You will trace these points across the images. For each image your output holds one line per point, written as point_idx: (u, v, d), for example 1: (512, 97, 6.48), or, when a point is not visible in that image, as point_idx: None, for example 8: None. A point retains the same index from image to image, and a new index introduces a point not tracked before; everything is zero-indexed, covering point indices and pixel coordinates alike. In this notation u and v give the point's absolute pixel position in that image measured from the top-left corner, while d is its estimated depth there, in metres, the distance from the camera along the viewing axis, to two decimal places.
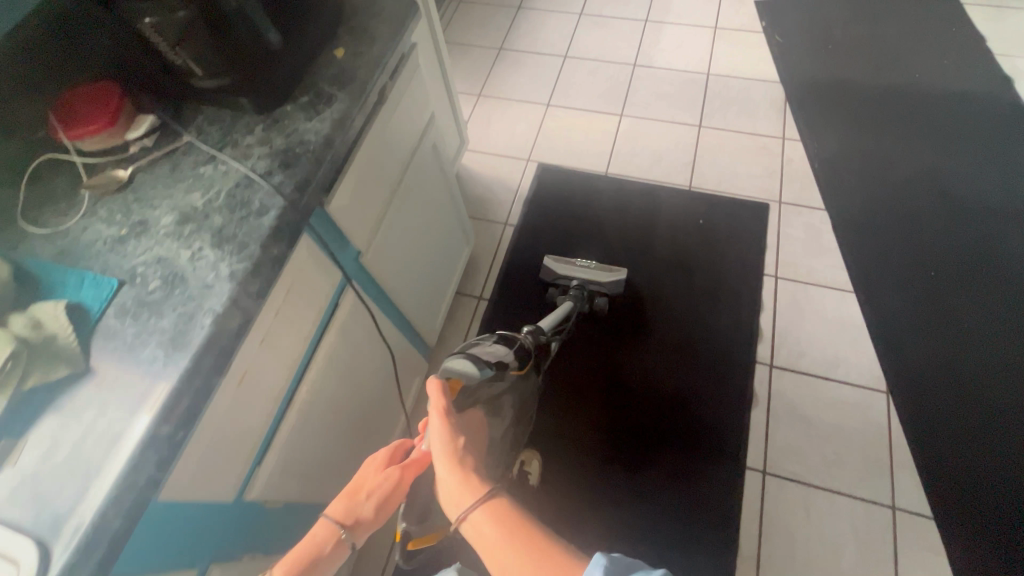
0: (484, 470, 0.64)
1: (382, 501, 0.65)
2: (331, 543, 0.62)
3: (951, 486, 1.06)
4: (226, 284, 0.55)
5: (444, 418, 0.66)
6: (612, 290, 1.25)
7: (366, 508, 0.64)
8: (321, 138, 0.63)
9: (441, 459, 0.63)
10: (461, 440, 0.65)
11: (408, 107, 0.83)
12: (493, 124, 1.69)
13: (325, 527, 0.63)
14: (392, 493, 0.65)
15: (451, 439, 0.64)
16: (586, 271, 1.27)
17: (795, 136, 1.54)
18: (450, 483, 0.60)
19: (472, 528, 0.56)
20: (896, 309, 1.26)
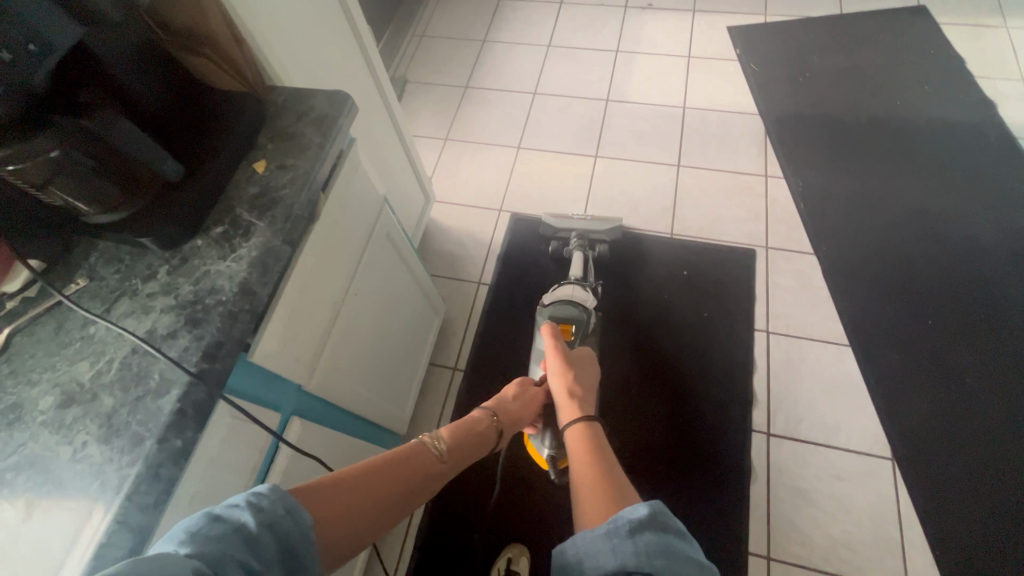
0: (590, 393, 0.80)
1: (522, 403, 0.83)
2: (484, 423, 0.74)
3: (971, 564, 0.98)
4: (112, 499, 0.44)
5: (561, 350, 0.86)
6: (609, 236, 1.30)
7: (511, 407, 0.81)
8: (237, 285, 0.53)
9: (556, 382, 0.82)
10: (573, 368, 0.84)
11: (352, 209, 0.73)
12: (462, 171, 1.59)
13: (481, 414, 0.76)
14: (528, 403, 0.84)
15: (567, 367, 0.84)
16: (581, 223, 1.32)
17: (778, 173, 1.47)
18: (564, 401, 0.77)
19: (570, 432, 0.70)
20: (895, 363, 1.18)
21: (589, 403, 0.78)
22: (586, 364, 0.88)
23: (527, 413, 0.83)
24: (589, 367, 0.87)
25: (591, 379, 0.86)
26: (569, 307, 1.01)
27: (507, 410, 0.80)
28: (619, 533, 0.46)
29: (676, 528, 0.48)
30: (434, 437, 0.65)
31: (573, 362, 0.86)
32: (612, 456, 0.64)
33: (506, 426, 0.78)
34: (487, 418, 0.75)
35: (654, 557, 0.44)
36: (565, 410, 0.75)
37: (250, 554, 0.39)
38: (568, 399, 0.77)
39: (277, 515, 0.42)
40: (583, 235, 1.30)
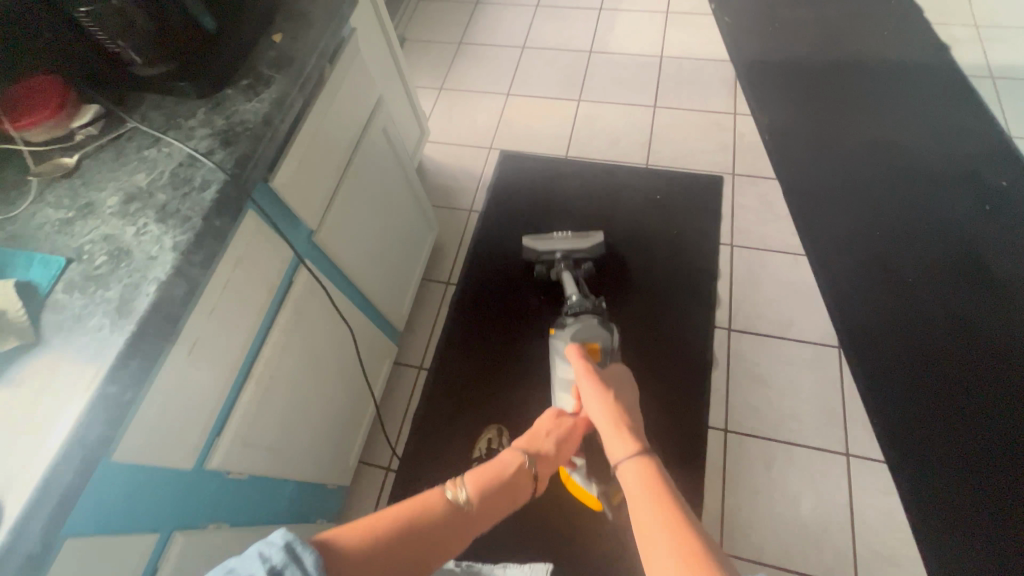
0: (637, 422, 0.75)
1: (559, 439, 0.79)
2: (516, 466, 0.72)
3: (902, 428, 1.11)
4: (169, 255, 0.57)
5: (596, 374, 0.81)
6: (592, 253, 1.25)
7: (545, 445, 0.78)
8: (261, 117, 0.67)
9: (602, 412, 0.75)
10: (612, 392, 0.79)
11: (352, 93, 0.86)
12: (455, 116, 1.72)
13: (514, 457, 0.73)
14: (566, 437, 0.80)
15: (607, 396, 0.77)
16: (564, 241, 1.26)
17: (746, 111, 1.60)
18: (615, 435, 0.70)
19: (631, 473, 0.64)
20: (844, 269, 1.31)
21: (639, 433, 0.72)
22: (624, 386, 0.83)
23: (564, 447, 0.80)
24: (627, 389, 0.83)
25: (632, 402, 0.80)
26: (593, 327, 0.97)
27: (541, 448, 0.78)
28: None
29: None
30: (457, 485, 0.65)
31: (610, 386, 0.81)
32: (682, 497, 0.59)
33: (541, 467, 0.76)
34: (519, 460, 0.73)
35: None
36: (620, 442, 0.69)
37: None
38: (621, 438, 0.69)
39: (282, 566, 0.43)
40: (566, 254, 1.26)
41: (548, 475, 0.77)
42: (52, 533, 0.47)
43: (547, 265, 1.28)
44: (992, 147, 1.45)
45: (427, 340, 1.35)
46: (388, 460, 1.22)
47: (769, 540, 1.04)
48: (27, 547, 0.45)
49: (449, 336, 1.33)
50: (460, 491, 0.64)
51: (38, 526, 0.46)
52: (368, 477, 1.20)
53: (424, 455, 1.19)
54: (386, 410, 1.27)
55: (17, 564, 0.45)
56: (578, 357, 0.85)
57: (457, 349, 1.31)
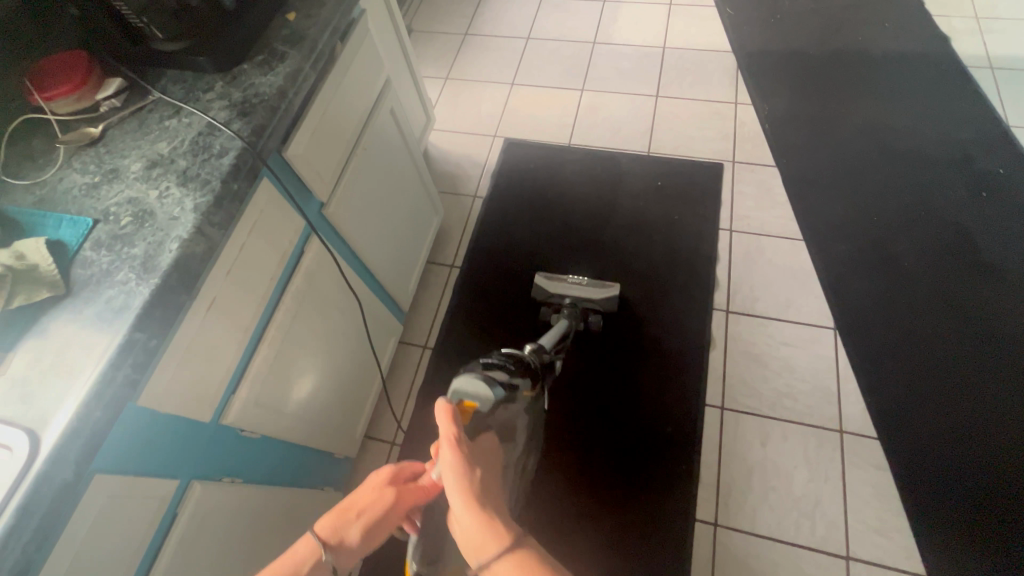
0: (498, 500, 0.64)
1: (372, 520, 0.64)
2: (312, 565, 0.58)
3: (894, 406, 1.14)
4: (190, 215, 0.61)
5: (461, 449, 0.66)
6: (604, 306, 1.25)
7: (356, 531, 0.63)
8: (275, 90, 0.70)
9: (459, 492, 0.62)
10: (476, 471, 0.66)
11: (361, 72, 0.89)
12: (459, 106, 1.75)
13: (307, 545, 0.59)
14: (383, 518, 0.64)
15: (468, 469, 0.64)
16: (577, 287, 1.27)
17: (747, 101, 1.62)
18: (475, 526, 0.58)
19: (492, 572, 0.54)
20: (841, 254, 1.33)
21: (503, 516, 0.60)
22: (484, 459, 0.71)
23: (382, 526, 0.64)
24: (486, 463, 0.71)
25: (491, 478, 0.69)
26: (478, 379, 0.79)
27: (351, 536, 0.62)
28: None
29: None
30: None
31: (473, 460, 0.67)
32: None
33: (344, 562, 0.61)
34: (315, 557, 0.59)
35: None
36: (482, 538, 0.56)
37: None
38: (480, 524, 0.58)
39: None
40: (576, 302, 1.26)
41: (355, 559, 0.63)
42: (83, 466, 0.51)
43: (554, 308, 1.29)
44: (989, 135, 1.46)
45: (431, 321, 1.38)
46: (392, 435, 1.25)
47: (763, 512, 1.07)
48: (63, 476, 0.49)
49: (453, 317, 1.36)
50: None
51: (72, 457, 0.50)
52: (373, 451, 1.23)
53: (427, 430, 1.22)
54: (392, 387, 1.31)
55: (53, 490, 0.48)
56: (445, 421, 0.69)
57: (460, 329, 1.35)
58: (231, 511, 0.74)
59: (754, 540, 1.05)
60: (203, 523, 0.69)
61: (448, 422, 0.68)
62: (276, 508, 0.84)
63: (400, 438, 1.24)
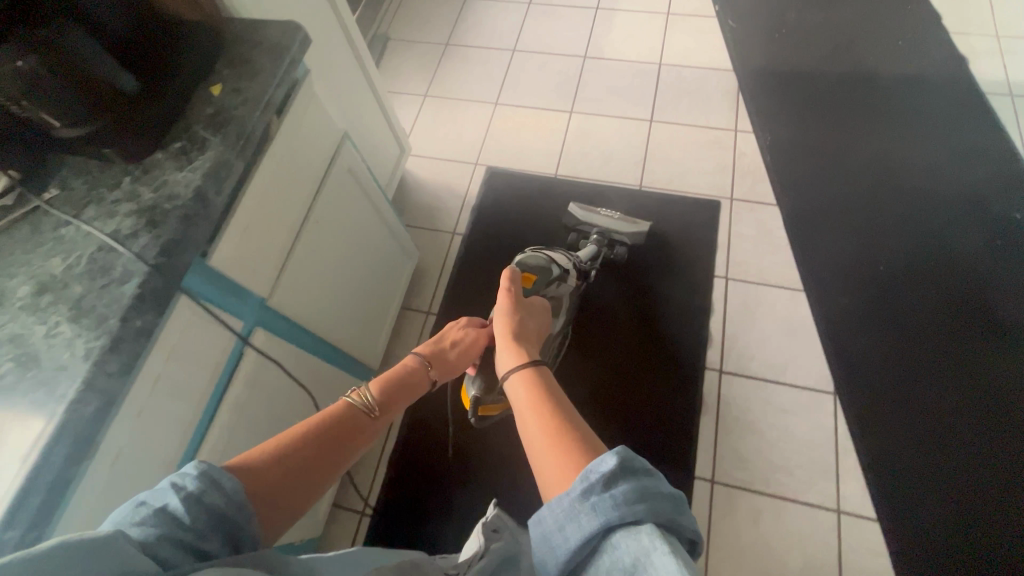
0: (533, 344, 0.82)
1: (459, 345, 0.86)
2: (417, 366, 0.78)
3: (895, 484, 1.06)
4: (81, 364, 0.51)
5: (512, 300, 0.88)
6: (633, 239, 1.29)
7: (448, 352, 0.82)
8: (191, 192, 0.59)
9: (502, 329, 0.83)
10: (518, 316, 0.87)
11: (309, 140, 0.78)
12: (439, 127, 1.63)
13: (411, 360, 0.77)
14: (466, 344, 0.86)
15: (514, 315, 0.86)
16: (607, 219, 1.30)
17: (748, 128, 1.50)
18: (507, 347, 0.78)
19: (514, 377, 0.70)
20: (844, 307, 1.24)
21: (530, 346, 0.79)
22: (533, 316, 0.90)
23: (467, 354, 0.85)
24: (535, 318, 0.90)
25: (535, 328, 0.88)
26: (539, 259, 1.05)
27: (444, 355, 0.82)
28: (596, 491, 0.43)
29: (643, 467, 0.45)
30: (362, 392, 0.65)
31: (521, 312, 0.89)
32: (560, 395, 0.64)
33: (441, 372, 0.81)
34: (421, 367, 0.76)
35: (633, 503, 0.41)
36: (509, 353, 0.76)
37: (183, 529, 0.37)
38: (511, 348, 0.77)
39: (199, 489, 0.41)
40: (604, 233, 1.30)
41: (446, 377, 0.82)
42: None
43: (582, 236, 1.33)
44: (1006, 173, 1.36)
45: None
46: (362, 505, 1.16)
47: None
48: None
49: None
50: (368, 393, 0.65)
51: None
52: (341, 521, 1.15)
53: (399, 501, 1.15)
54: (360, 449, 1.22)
55: None
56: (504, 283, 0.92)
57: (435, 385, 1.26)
58: None
59: None
60: None
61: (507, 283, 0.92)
62: None
63: (371, 507, 1.15)
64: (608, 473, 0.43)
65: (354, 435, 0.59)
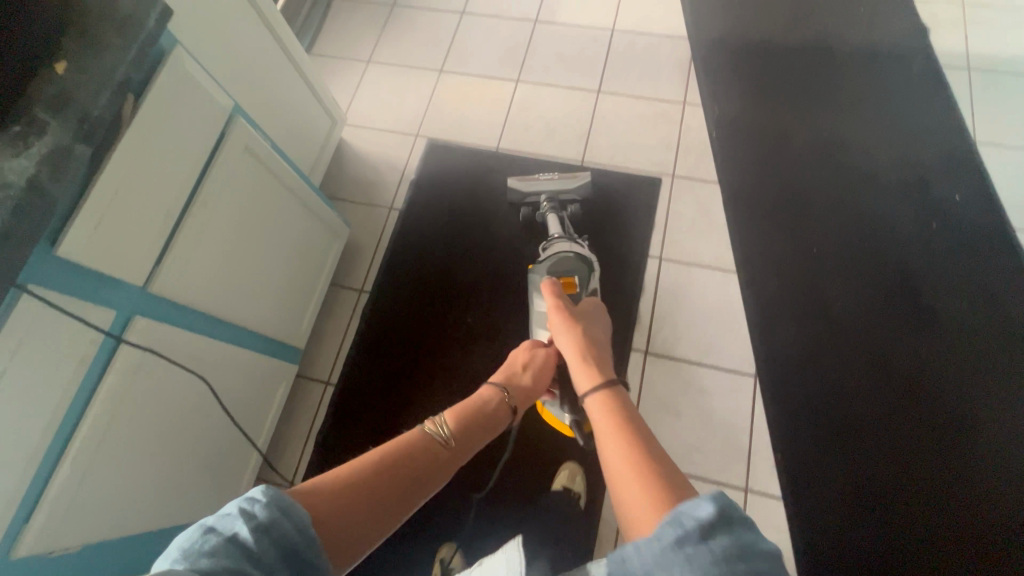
0: (604, 356, 0.81)
1: (532, 371, 0.89)
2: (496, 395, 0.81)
3: (804, 464, 1.09)
4: None
5: (566, 315, 0.88)
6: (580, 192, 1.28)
7: (522, 378, 0.87)
8: (22, 180, 0.56)
9: (569, 348, 0.83)
10: (577, 329, 0.86)
11: (184, 121, 0.75)
12: (381, 96, 1.57)
13: (488, 391, 0.82)
14: (540, 371, 0.90)
15: (575, 330, 0.86)
16: (549, 183, 1.29)
17: (696, 101, 1.45)
18: (577, 366, 0.79)
19: (591, 400, 0.70)
20: (774, 290, 1.24)
21: (602, 363, 0.79)
22: (595, 325, 0.89)
23: (541, 376, 0.89)
24: (595, 326, 0.88)
25: (601, 338, 0.87)
26: (569, 262, 1.04)
27: (519, 381, 0.87)
28: (692, 540, 0.38)
29: (744, 517, 0.40)
30: (438, 423, 0.68)
31: (578, 322, 0.88)
32: (639, 421, 0.63)
33: (518, 399, 0.84)
34: (498, 395, 0.81)
35: (734, 561, 0.36)
36: (581, 374, 0.77)
37: (252, 565, 0.38)
38: (581, 368, 0.78)
39: (272, 518, 0.41)
40: (553, 197, 1.28)
41: (526, 401, 0.86)
42: None
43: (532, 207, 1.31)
44: (951, 153, 1.33)
45: (336, 351, 1.29)
46: (289, 477, 1.19)
47: None
48: None
49: (358, 349, 1.28)
50: (445, 424, 0.68)
51: None
52: None
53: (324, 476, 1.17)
54: (289, 425, 1.24)
55: None
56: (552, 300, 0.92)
57: (366, 364, 1.26)
58: None
59: None
60: None
61: (554, 300, 0.92)
62: None
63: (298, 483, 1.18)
64: (708, 521, 0.38)
65: (427, 463, 0.62)
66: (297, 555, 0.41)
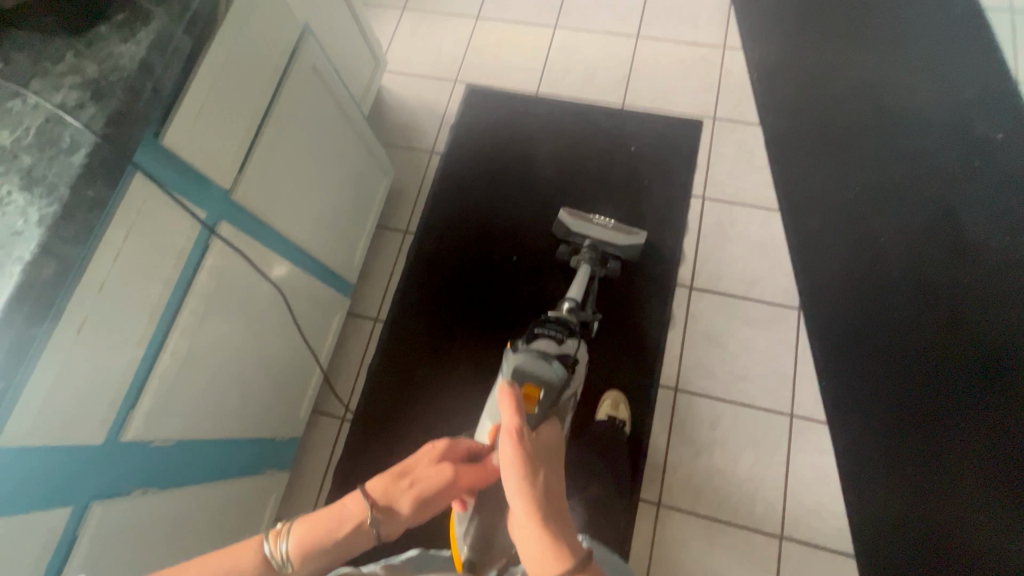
0: (563, 510, 0.61)
1: (427, 491, 0.64)
2: (361, 521, 0.59)
3: (847, 393, 1.13)
4: (35, 230, 0.51)
5: (523, 445, 0.64)
6: (625, 253, 1.19)
7: (406, 498, 0.63)
8: (136, 63, 0.58)
9: (518, 490, 0.60)
10: (535, 465, 0.63)
11: (263, 27, 0.76)
12: (418, 42, 1.57)
13: (358, 509, 0.60)
14: (438, 491, 0.65)
15: (531, 467, 0.63)
16: (599, 230, 1.19)
17: (737, 45, 1.45)
18: (528, 527, 0.56)
19: None
20: (817, 227, 1.26)
21: (562, 525, 0.58)
22: (552, 464, 0.67)
23: (431, 501, 0.64)
24: (553, 467, 0.66)
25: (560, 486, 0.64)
26: (539, 365, 0.89)
27: (398, 502, 0.62)
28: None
29: None
30: (282, 538, 0.55)
31: (534, 454, 0.65)
32: None
33: (390, 528, 0.61)
34: (364, 516, 0.59)
35: None
36: (535, 541, 0.55)
37: None
38: (540, 530, 0.56)
39: None
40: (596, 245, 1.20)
41: (400, 530, 0.63)
42: None
43: (573, 248, 1.23)
44: (995, 93, 1.33)
45: (384, 290, 1.32)
46: (342, 411, 1.23)
47: (706, 494, 1.09)
48: None
49: (405, 288, 1.30)
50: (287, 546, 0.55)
51: None
52: (322, 425, 1.22)
53: (377, 407, 1.21)
54: (340, 360, 1.27)
55: None
56: (509, 416, 0.68)
57: (413, 302, 1.29)
58: (142, 525, 0.71)
59: (693, 519, 1.07)
60: (111, 541, 0.67)
61: (512, 416, 0.68)
62: (205, 507, 0.83)
63: (351, 412, 1.22)
64: None
65: None
66: None
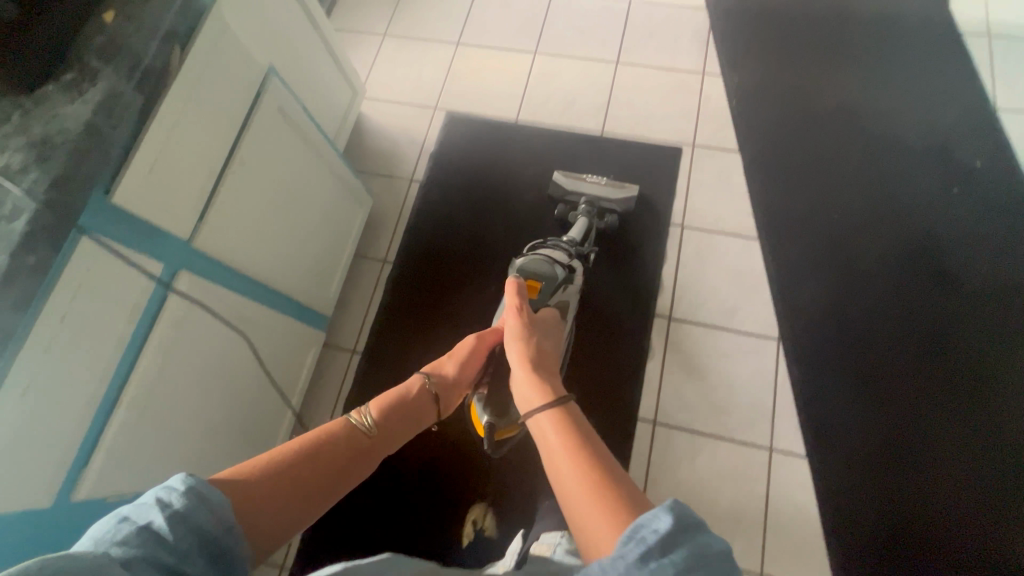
0: (552, 365, 0.76)
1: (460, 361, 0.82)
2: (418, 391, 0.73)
3: (827, 422, 1.12)
4: None
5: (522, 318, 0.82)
6: (620, 205, 1.26)
7: (447, 367, 0.80)
8: (81, 125, 0.58)
9: (516, 349, 0.77)
10: (529, 333, 0.80)
11: (224, 76, 0.75)
12: (399, 69, 1.57)
13: (415, 379, 0.75)
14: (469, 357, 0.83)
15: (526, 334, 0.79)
16: (593, 187, 1.28)
17: (716, 71, 1.45)
18: (520, 374, 0.73)
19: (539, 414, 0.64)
20: (797, 255, 1.25)
21: (549, 371, 0.73)
22: (547, 336, 0.83)
23: (467, 364, 0.82)
24: (549, 337, 0.84)
25: (552, 349, 0.82)
26: (538, 262, 0.96)
27: (444, 369, 0.80)
28: (654, 556, 0.38)
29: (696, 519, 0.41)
30: (362, 413, 0.66)
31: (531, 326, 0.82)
32: (596, 441, 0.58)
33: (443, 392, 0.77)
34: (420, 385, 0.74)
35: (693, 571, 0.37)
36: (524, 381, 0.71)
37: (169, 553, 0.37)
38: (529, 378, 0.71)
39: (190, 506, 0.40)
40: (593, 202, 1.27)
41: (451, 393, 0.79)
42: None
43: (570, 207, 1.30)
44: (973, 118, 1.33)
45: (361, 322, 1.31)
46: None
47: None
48: None
49: (383, 319, 1.29)
50: (367, 414, 0.66)
51: None
52: None
53: None
54: (317, 394, 1.25)
55: None
56: (512, 298, 0.86)
57: (391, 332, 1.28)
58: None
59: None
60: None
61: (514, 296, 0.87)
62: None
63: None
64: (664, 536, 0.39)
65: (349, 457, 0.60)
66: (220, 541, 0.40)
